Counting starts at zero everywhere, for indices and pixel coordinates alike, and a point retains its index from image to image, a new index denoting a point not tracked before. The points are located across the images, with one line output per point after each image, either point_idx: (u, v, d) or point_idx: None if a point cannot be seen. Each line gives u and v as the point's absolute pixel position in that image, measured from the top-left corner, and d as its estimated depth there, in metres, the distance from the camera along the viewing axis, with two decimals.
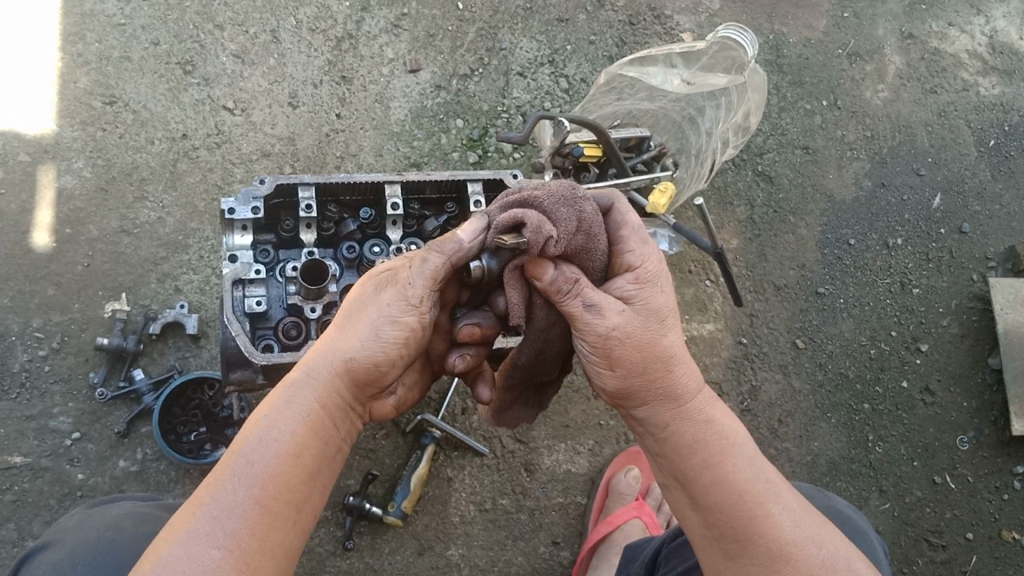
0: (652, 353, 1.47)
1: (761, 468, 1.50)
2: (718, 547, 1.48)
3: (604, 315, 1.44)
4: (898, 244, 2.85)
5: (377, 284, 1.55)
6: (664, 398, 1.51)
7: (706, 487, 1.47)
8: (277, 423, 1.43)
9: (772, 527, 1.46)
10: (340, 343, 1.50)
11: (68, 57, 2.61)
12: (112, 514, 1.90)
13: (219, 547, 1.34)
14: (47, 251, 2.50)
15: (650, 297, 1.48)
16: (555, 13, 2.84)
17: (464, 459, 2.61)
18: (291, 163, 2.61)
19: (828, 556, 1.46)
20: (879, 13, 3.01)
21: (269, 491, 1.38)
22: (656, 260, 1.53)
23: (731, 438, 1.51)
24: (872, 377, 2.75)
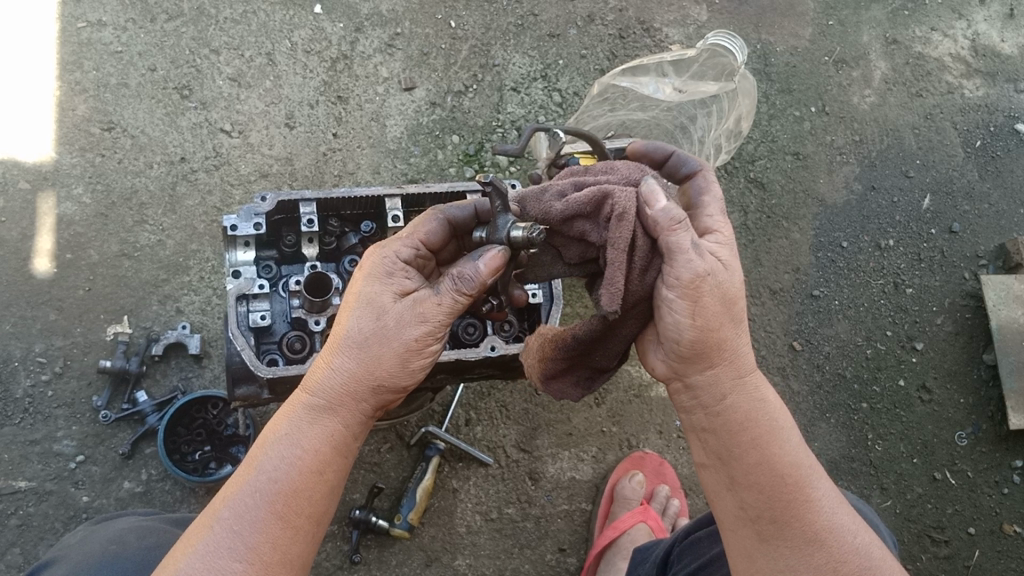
0: (727, 311, 1.42)
1: (805, 454, 1.47)
2: (752, 530, 1.43)
3: (704, 257, 1.37)
4: (890, 245, 2.89)
5: (384, 276, 1.53)
6: (726, 365, 1.46)
7: (750, 467, 1.42)
8: (294, 433, 1.47)
9: (810, 511, 1.43)
10: (354, 343, 1.47)
11: (66, 85, 2.64)
12: (114, 530, 1.93)
13: (236, 558, 1.37)
14: (48, 277, 2.53)
15: (731, 262, 1.43)
16: (546, 28, 2.88)
17: (469, 470, 2.63)
18: (289, 182, 2.64)
19: (862, 546, 1.44)
20: (863, 20, 3.06)
21: (285, 501, 1.41)
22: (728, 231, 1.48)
23: (780, 421, 1.48)
24: (870, 377, 2.79)
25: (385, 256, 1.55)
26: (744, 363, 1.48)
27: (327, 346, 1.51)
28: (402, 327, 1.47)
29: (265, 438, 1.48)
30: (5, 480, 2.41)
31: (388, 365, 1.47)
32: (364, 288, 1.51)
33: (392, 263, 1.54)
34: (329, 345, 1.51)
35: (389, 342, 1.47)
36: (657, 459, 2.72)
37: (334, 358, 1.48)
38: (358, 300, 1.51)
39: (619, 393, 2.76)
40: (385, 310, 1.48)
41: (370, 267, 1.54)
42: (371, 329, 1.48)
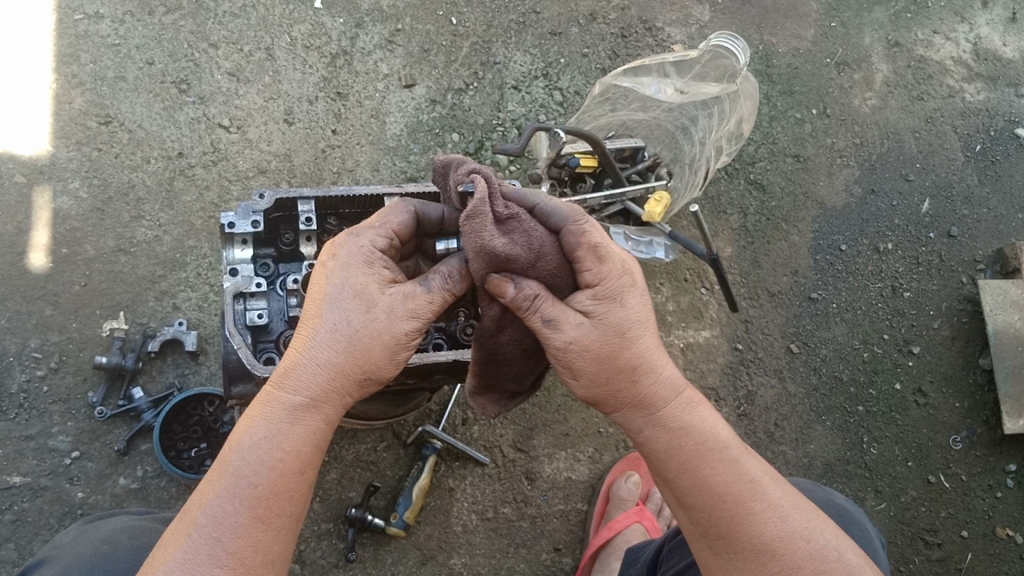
0: (615, 361, 1.46)
1: (743, 467, 1.52)
2: (705, 543, 1.52)
3: (563, 329, 1.43)
4: (889, 249, 2.89)
5: (364, 265, 1.48)
6: (632, 408, 1.53)
7: (685, 489, 1.50)
8: (273, 432, 1.45)
9: (755, 523, 1.48)
10: (336, 335, 1.44)
11: (62, 78, 2.61)
12: (106, 529, 1.92)
13: (217, 564, 1.37)
14: (44, 271, 2.51)
15: (612, 317, 1.46)
16: (548, 26, 2.86)
17: (466, 469, 2.63)
18: (288, 179, 2.62)
19: (815, 549, 1.49)
20: (865, 22, 3.05)
21: (266, 504, 1.41)
22: (617, 273, 1.48)
23: (710, 441, 1.53)
24: (866, 380, 2.79)
25: (362, 243, 1.49)
26: (659, 398, 1.53)
27: (301, 338, 1.47)
28: (393, 319, 1.45)
29: (236, 436, 1.46)
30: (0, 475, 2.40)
31: (375, 360, 1.46)
32: (344, 276, 1.46)
33: (370, 252, 1.49)
34: (304, 337, 1.47)
35: (380, 336, 1.45)
36: None
37: (311, 349, 1.45)
38: (333, 290, 1.46)
39: None
40: (372, 301, 1.46)
41: (346, 254, 1.48)
42: (356, 322, 1.45)
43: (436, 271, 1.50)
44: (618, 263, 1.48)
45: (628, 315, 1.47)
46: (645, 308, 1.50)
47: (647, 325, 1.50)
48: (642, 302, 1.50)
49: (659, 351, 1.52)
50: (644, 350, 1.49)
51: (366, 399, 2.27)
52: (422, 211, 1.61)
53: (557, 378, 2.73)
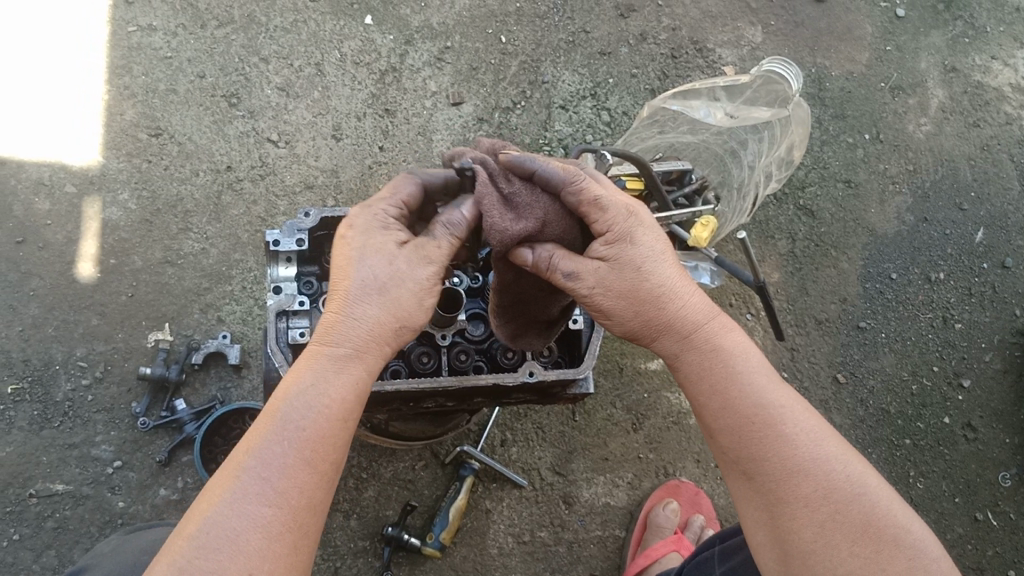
0: (638, 301, 1.43)
1: (772, 391, 1.41)
2: (738, 470, 1.40)
3: (581, 279, 1.42)
4: (940, 278, 2.83)
5: (380, 229, 1.47)
6: (664, 335, 1.47)
7: (716, 411, 1.41)
8: (317, 381, 1.38)
9: (787, 444, 1.37)
10: (365, 288, 1.41)
11: (115, 90, 2.64)
12: (147, 540, 1.92)
13: (266, 503, 1.28)
14: (92, 281, 2.53)
15: (628, 262, 1.42)
16: (597, 46, 2.84)
17: (503, 491, 2.60)
18: (334, 195, 2.62)
19: (853, 474, 1.36)
20: (922, 46, 2.99)
21: (313, 447, 1.33)
22: (625, 215, 1.44)
23: (740, 368, 1.43)
24: (914, 413, 2.72)
25: (376, 214, 1.48)
26: (688, 323, 1.46)
27: (334, 297, 1.43)
28: (414, 268, 1.43)
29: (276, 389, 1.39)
30: (43, 483, 2.42)
31: (407, 307, 1.42)
32: (365, 241, 1.44)
33: (385, 219, 1.48)
34: (338, 294, 1.43)
35: (406, 283, 1.42)
36: (693, 488, 2.66)
37: (348, 303, 1.41)
38: (362, 247, 1.44)
39: (657, 419, 2.72)
40: (394, 256, 1.43)
41: (363, 220, 1.46)
42: (383, 273, 1.42)
43: (440, 219, 1.47)
44: (620, 205, 1.44)
45: (641, 254, 1.43)
46: (661, 243, 1.46)
47: (667, 259, 1.46)
48: (654, 238, 1.46)
49: (681, 278, 1.47)
50: (660, 284, 1.44)
51: (407, 419, 2.27)
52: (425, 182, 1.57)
53: (597, 402, 2.70)
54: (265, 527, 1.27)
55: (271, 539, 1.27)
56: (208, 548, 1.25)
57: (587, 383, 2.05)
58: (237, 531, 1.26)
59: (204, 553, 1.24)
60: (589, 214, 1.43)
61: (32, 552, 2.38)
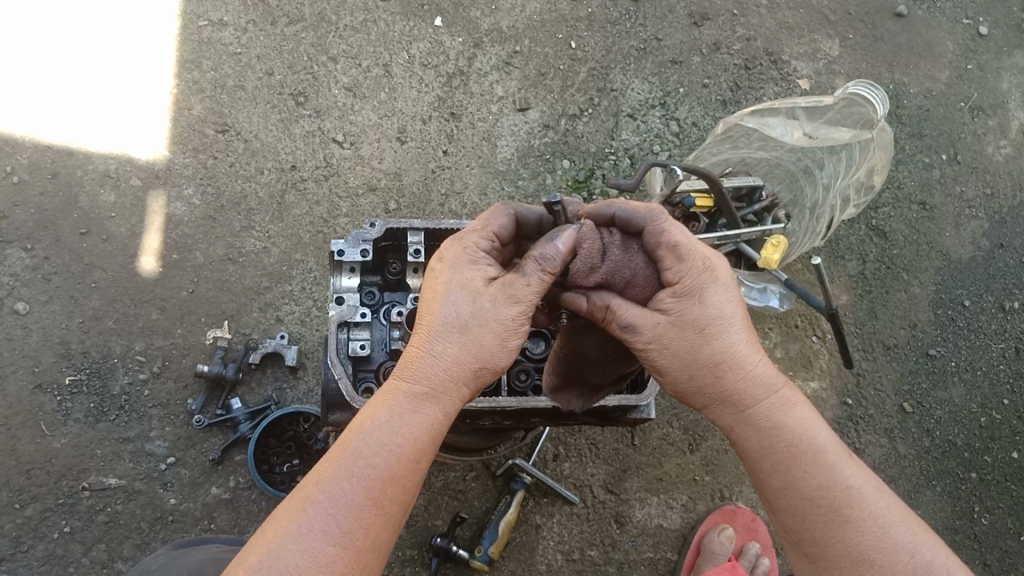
0: (695, 363, 1.36)
1: (840, 470, 1.35)
2: (801, 550, 1.37)
3: (641, 331, 1.37)
4: (1015, 308, 2.74)
5: (471, 264, 1.46)
6: (720, 404, 1.38)
7: (776, 492, 1.36)
8: (391, 418, 1.38)
9: (852, 529, 1.32)
10: (448, 326, 1.40)
11: (183, 84, 2.63)
12: (193, 560, 1.87)
13: (331, 542, 1.30)
14: (153, 275, 2.53)
15: (687, 321, 1.36)
16: (669, 54, 2.77)
17: (554, 507, 2.55)
18: (397, 198, 2.58)
19: (920, 564, 1.32)
20: (1005, 66, 2.89)
21: (381, 487, 1.34)
22: (699, 269, 1.37)
23: (805, 444, 1.36)
24: (982, 447, 2.63)
25: (469, 246, 1.48)
26: (747, 395, 1.37)
27: (419, 334, 1.43)
28: (499, 306, 1.39)
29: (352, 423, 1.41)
30: (97, 475, 2.42)
31: (489, 350, 1.39)
32: (454, 276, 1.44)
33: (476, 253, 1.47)
34: (423, 330, 1.43)
35: (490, 322, 1.39)
36: (750, 513, 2.59)
37: (430, 340, 1.40)
38: (449, 286, 1.43)
39: (714, 441, 2.65)
40: (479, 294, 1.41)
41: (452, 254, 1.46)
42: (467, 313, 1.40)
43: (532, 255, 1.40)
44: (698, 257, 1.38)
45: (708, 313, 1.36)
46: (733, 302, 1.38)
47: (736, 321, 1.37)
48: (728, 296, 1.38)
49: (748, 343, 1.38)
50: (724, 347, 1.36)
51: (460, 431, 2.23)
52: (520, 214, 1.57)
53: (653, 421, 2.61)
54: (328, 566, 1.29)
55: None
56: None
57: (648, 408, 1.97)
58: (298, 568, 1.28)
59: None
60: (664, 260, 1.40)
61: (83, 544, 2.37)
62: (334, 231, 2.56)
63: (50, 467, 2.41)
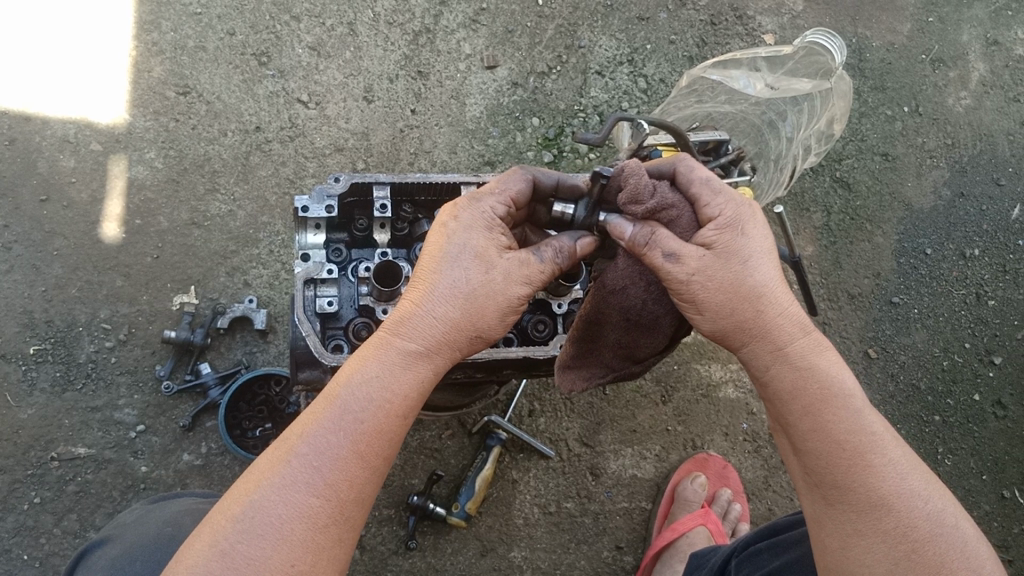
0: (737, 293, 1.36)
1: (868, 418, 1.36)
2: (818, 494, 1.37)
3: (684, 263, 1.35)
4: (975, 255, 2.80)
5: (484, 229, 1.44)
6: (758, 341, 1.38)
7: (805, 433, 1.36)
8: (381, 374, 1.37)
9: (874, 475, 1.34)
10: (453, 292, 1.39)
11: (142, 46, 2.59)
12: (170, 512, 1.86)
13: (313, 494, 1.29)
14: (116, 242, 2.48)
15: (727, 256, 1.37)
16: (635, 11, 2.77)
17: (530, 462, 2.57)
18: (365, 158, 2.57)
19: (934, 511, 1.34)
20: (964, 18, 2.94)
21: (368, 441, 1.33)
22: (735, 203, 1.41)
23: (839, 388, 1.37)
24: (944, 390, 2.69)
25: (483, 209, 1.46)
26: (785, 335, 1.38)
27: (418, 292, 1.42)
28: (508, 279, 1.40)
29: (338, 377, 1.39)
30: (66, 446, 2.38)
31: (487, 320, 1.40)
32: (464, 238, 1.43)
33: (491, 217, 1.46)
34: (424, 284, 1.42)
35: (496, 296, 1.40)
36: (721, 462, 2.62)
37: (430, 301, 1.40)
38: (457, 248, 1.42)
39: (685, 391, 2.67)
40: (491, 263, 1.41)
41: (468, 217, 1.44)
42: (475, 282, 1.40)
43: (550, 243, 1.46)
44: (733, 194, 1.41)
45: (749, 247, 1.37)
46: (767, 242, 1.40)
47: (775, 276, 1.39)
48: (764, 235, 1.40)
49: (781, 283, 1.40)
50: (767, 282, 1.37)
51: (433, 388, 2.21)
52: (537, 178, 1.56)
53: None
54: (311, 517, 1.29)
55: (314, 530, 1.29)
56: (251, 533, 1.27)
57: None
58: (282, 518, 1.28)
59: (248, 538, 1.26)
60: (698, 198, 1.42)
61: (53, 515, 2.34)
62: (301, 191, 2.54)
63: (17, 438, 2.37)
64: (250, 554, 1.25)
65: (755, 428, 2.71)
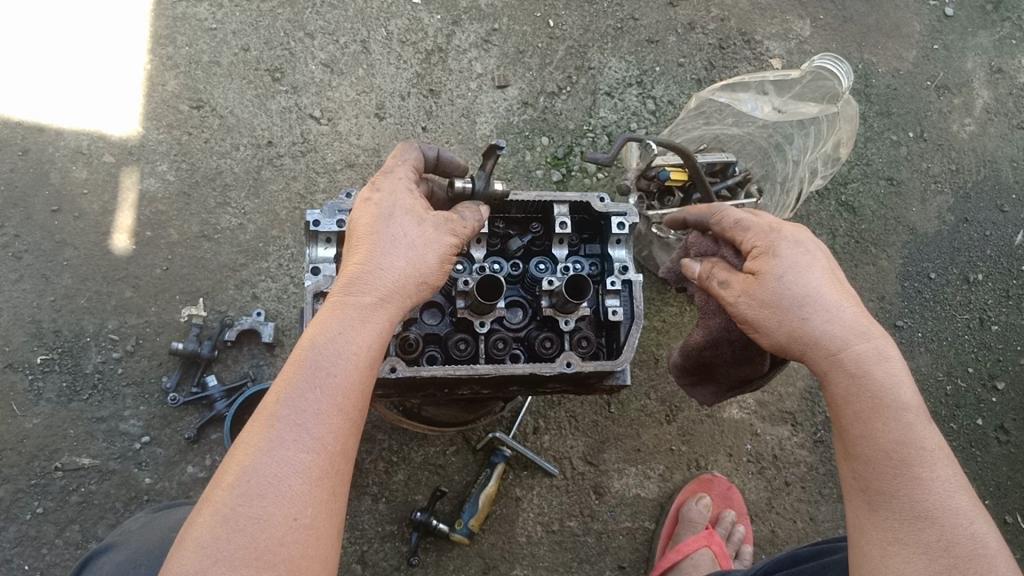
0: (779, 309, 1.52)
1: (919, 431, 1.40)
2: (861, 499, 1.41)
3: (728, 292, 1.61)
4: (978, 280, 2.82)
5: (407, 193, 1.58)
6: (813, 348, 1.50)
7: (855, 438, 1.43)
8: (344, 327, 1.42)
9: (919, 486, 1.36)
10: (397, 247, 1.50)
11: (157, 60, 2.62)
12: (177, 518, 1.87)
13: (304, 450, 1.30)
14: (126, 253, 2.50)
15: (764, 274, 1.55)
16: (645, 34, 2.81)
17: (534, 479, 2.57)
18: (375, 174, 2.59)
19: (978, 533, 1.33)
20: (969, 46, 2.98)
21: (345, 392, 1.37)
22: (765, 232, 1.61)
23: (890, 399, 1.43)
24: (948, 414, 2.70)
25: (399, 179, 1.60)
26: (835, 341, 1.49)
27: (361, 252, 1.51)
28: (440, 235, 1.54)
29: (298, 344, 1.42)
30: (70, 456, 2.37)
31: (429, 270, 1.52)
32: (393, 201, 1.55)
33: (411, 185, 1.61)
34: (364, 245, 1.51)
35: (433, 247, 1.53)
36: (725, 482, 2.62)
37: (377, 257, 1.49)
38: (393, 211, 1.54)
39: (690, 411, 2.68)
40: (421, 219, 1.54)
41: (391, 185, 1.58)
42: (413, 234, 1.52)
43: (467, 210, 1.64)
44: (762, 225, 1.63)
45: (782, 261, 1.55)
46: (812, 254, 1.56)
47: (824, 286, 1.52)
48: (804, 249, 1.56)
49: (834, 292, 1.52)
50: (805, 292, 1.51)
51: (438, 404, 2.22)
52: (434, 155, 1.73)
53: (631, 392, 2.65)
54: (305, 472, 1.30)
55: (312, 484, 1.30)
56: (250, 498, 1.26)
57: (624, 374, 1.91)
58: (280, 479, 1.28)
59: (247, 502, 1.26)
60: (737, 236, 1.66)
61: (55, 526, 2.33)
62: (311, 206, 2.56)
63: (22, 448, 2.37)
64: (253, 514, 1.25)
65: (759, 450, 2.71)
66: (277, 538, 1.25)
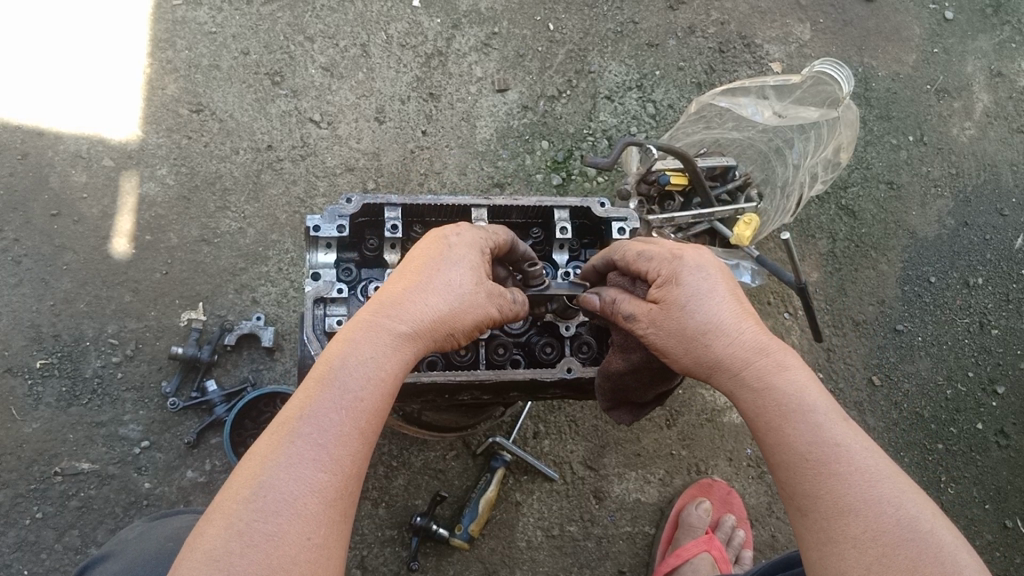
0: (686, 339, 1.44)
1: (829, 426, 1.29)
2: (793, 509, 1.29)
3: (637, 320, 1.52)
4: (978, 284, 2.82)
5: (472, 244, 1.56)
6: (718, 370, 1.41)
7: (772, 448, 1.32)
8: (377, 354, 1.36)
9: (840, 483, 1.24)
10: (448, 290, 1.47)
11: (157, 64, 2.61)
12: (173, 527, 1.86)
13: (323, 469, 1.25)
14: (126, 257, 2.49)
15: (671, 303, 1.47)
16: (645, 37, 2.81)
17: (534, 484, 2.56)
18: (375, 178, 2.59)
19: (906, 517, 1.20)
20: (969, 50, 2.98)
21: (369, 419, 1.32)
22: (670, 261, 1.52)
23: (795, 400, 1.33)
24: (948, 418, 2.70)
25: (473, 233, 1.59)
26: (739, 358, 1.39)
27: (409, 285, 1.47)
28: (491, 295, 1.53)
29: (326, 355, 1.37)
30: (69, 461, 2.37)
31: (469, 322, 1.48)
32: (456, 250, 1.53)
33: (480, 241, 1.59)
34: (413, 281, 1.47)
35: (482, 305, 1.50)
36: (725, 487, 2.61)
37: (425, 293, 1.45)
38: (451, 254, 1.52)
39: (689, 416, 2.67)
40: (478, 274, 1.52)
41: (461, 236, 1.57)
42: (464, 285, 1.49)
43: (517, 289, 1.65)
44: (665, 253, 1.53)
45: (686, 291, 1.46)
46: (714, 279, 1.47)
47: (723, 306, 1.44)
48: (706, 275, 1.47)
49: (734, 314, 1.43)
50: (706, 319, 1.42)
51: (440, 409, 2.21)
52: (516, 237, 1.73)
53: None
54: (321, 492, 1.24)
55: (326, 505, 1.23)
56: (264, 510, 1.20)
57: None
58: (295, 495, 1.22)
59: (263, 515, 1.19)
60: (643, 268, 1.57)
61: (55, 531, 2.32)
62: (310, 210, 2.55)
63: (21, 453, 2.36)
64: (267, 530, 1.18)
65: (759, 454, 2.71)
66: (290, 556, 1.18)
